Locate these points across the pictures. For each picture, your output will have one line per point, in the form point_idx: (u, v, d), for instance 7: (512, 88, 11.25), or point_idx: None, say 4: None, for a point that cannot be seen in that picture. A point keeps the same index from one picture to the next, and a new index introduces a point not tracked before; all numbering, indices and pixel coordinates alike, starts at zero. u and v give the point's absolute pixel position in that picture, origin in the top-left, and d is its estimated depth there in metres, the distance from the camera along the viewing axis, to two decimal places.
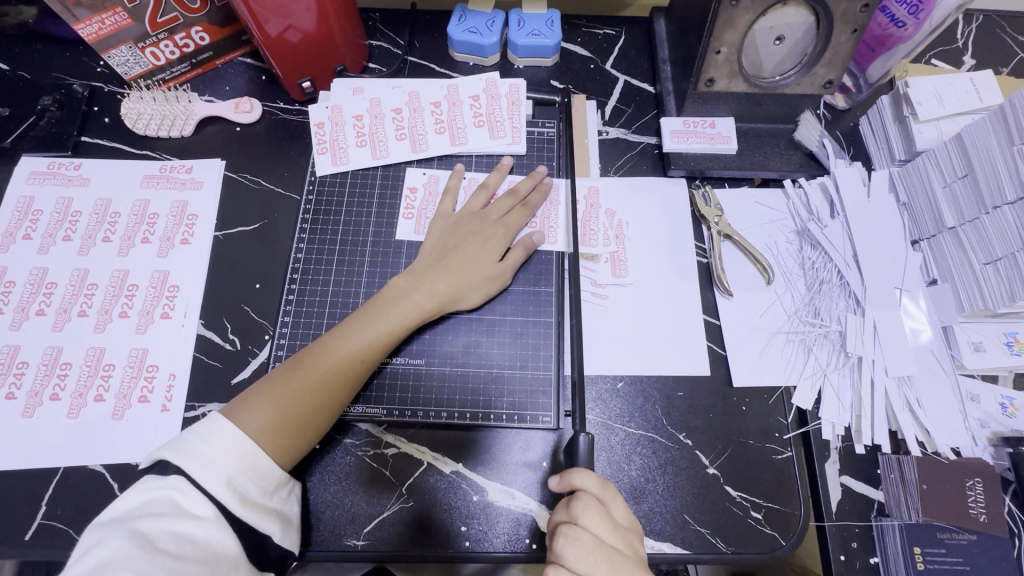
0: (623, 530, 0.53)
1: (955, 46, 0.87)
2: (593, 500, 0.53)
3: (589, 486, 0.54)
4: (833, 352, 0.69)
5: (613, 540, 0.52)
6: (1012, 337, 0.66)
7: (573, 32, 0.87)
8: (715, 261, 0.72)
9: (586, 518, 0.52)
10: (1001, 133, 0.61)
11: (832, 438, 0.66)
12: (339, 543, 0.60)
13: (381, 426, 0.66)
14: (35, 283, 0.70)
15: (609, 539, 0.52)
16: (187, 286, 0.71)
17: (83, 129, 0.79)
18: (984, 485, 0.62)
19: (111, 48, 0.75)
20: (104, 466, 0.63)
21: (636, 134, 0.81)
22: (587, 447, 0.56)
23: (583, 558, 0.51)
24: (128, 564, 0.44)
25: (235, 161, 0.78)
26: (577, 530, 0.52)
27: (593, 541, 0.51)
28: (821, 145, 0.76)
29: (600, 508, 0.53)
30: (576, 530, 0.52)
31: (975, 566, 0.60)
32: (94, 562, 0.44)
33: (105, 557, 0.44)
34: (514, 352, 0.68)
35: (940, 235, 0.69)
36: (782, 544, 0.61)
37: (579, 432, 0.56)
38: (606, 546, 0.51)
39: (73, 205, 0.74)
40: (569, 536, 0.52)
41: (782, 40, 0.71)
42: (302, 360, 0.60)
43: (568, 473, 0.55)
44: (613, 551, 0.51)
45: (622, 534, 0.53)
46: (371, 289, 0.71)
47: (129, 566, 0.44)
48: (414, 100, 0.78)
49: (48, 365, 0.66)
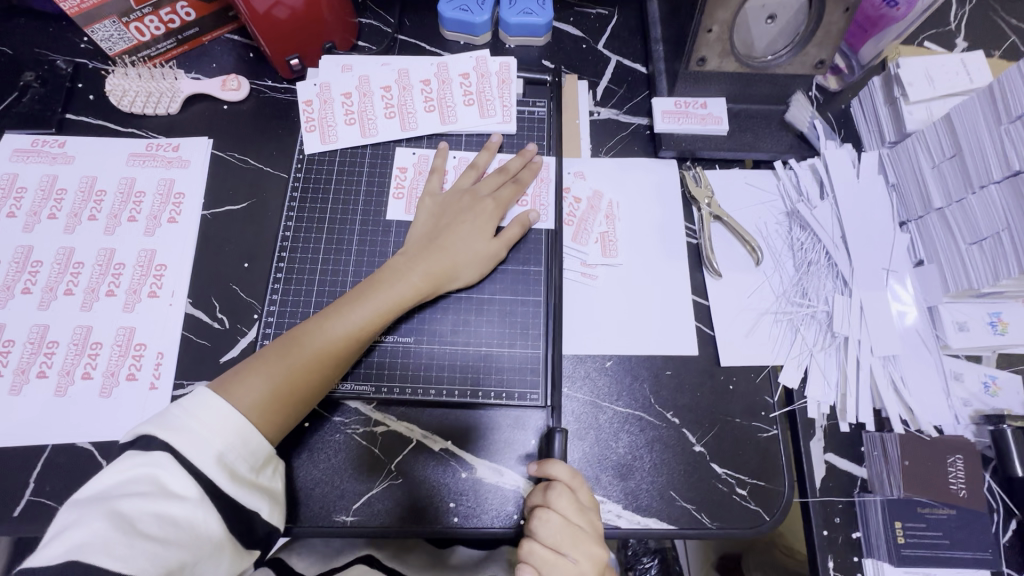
0: (592, 515, 0.55)
1: (948, 29, 0.86)
2: (565, 487, 0.55)
3: (562, 475, 0.55)
4: (820, 332, 0.70)
5: (580, 522, 0.54)
6: (997, 317, 0.67)
7: (565, 12, 0.86)
8: (705, 242, 0.72)
9: (558, 502, 0.54)
10: (989, 113, 0.61)
11: (817, 416, 0.67)
12: (329, 519, 0.61)
13: (370, 404, 0.66)
14: (21, 261, 0.69)
15: (578, 521, 0.54)
16: (175, 265, 0.70)
17: (67, 106, 0.78)
18: (964, 461, 0.63)
19: (94, 22, 0.73)
20: (91, 444, 0.63)
21: (628, 114, 0.81)
22: (563, 445, 0.60)
23: (549, 537, 0.53)
24: (106, 549, 0.43)
25: (222, 139, 0.77)
26: (545, 513, 0.54)
27: (560, 524, 0.53)
28: (812, 126, 0.76)
29: (571, 495, 0.54)
30: (547, 513, 0.54)
31: (954, 540, 0.61)
32: (70, 544, 0.43)
33: (82, 539, 0.43)
34: (503, 330, 0.69)
35: (927, 216, 0.69)
36: (765, 519, 0.62)
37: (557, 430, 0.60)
38: (574, 528, 0.53)
39: (58, 182, 0.73)
40: (541, 518, 0.54)
41: (774, 18, 0.70)
42: (294, 337, 0.60)
43: (545, 462, 0.56)
44: (579, 532, 0.54)
45: (590, 519, 0.55)
46: (359, 269, 0.71)
47: (107, 551, 0.43)
48: (403, 78, 0.77)
49: (34, 343, 0.66)
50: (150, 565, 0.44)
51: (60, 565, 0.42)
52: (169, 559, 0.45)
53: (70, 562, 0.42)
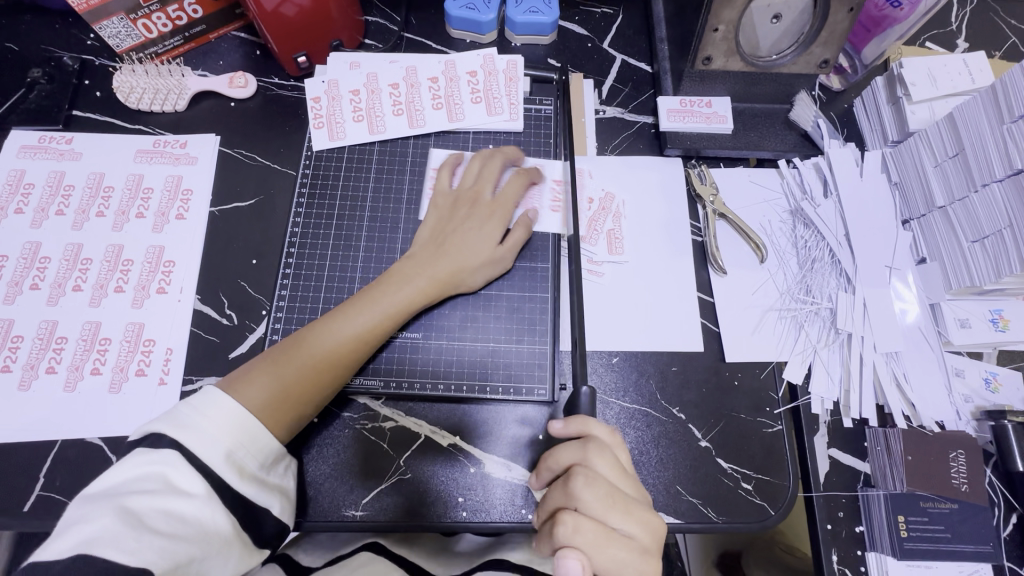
0: (630, 479, 0.54)
1: (948, 29, 0.87)
2: (605, 448, 0.54)
3: (601, 433, 0.55)
4: (824, 329, 0.70)
5: (623, 486, 0.53)
6: (998, 314, 0.69)
7: (571, 10, 0.87)
8: (710, 240, 0.73)
9: (602, 464, 0.53)
10: (992, 111, 0.62)
11: (820, 411, 0.68)
12: (337, 513, 0.61)
13: (379, 400, 0.66)
14: (28, 257, 0.69)
15: (620, 484, 0.53)
16: (183, 261, 0.71)
17: (74, 102, 0.78)
18: (966, 456, 0.64)
19: (103, 19, 0.74)
20: (101, 439, 0.63)
21: (633, 113, 0.81)
22: (591, 398, 0.57)
23: (599, 501, 0.51)
24: (116, 543, 0.43)
25: (230, 137, 0.77)
26: (592, 475, 0.52)
27: (608, 487, 0.52)
28: (816, 125, 0.77)
29: (611, 456, 0.54)
30: (590, 474, 0.52)
31: (956, 533, 0.62)
32: (80, 538, 0.43)
33: (90, 534, 0.43)
34: (510, 326, 0.69)
35: (930, 214, 0.70)
36: (770, 513, 0.63)
37: (583, 386, 0.57)
38: (620, 491, 0.52)
39: (65, 178, 0.73)
40: (585, 479, 0.52)
41: (779, 18, 0.71)
42: (303, 337, 0.61)
43: (578, 419, 0.55)
44: (625, 495, 0.52)
45: (630, 481, 0.54)
46: (367, 264, 0.71)
47: (117, 544, 0.43)
48: (412, 75, 0.78)
49: (43, 339, 0.66)
50: (160, 558, 0.44)
51: (69, 560, 0.42)
52: (178, 553, 0.45)
53: (80, 556, 0.42)
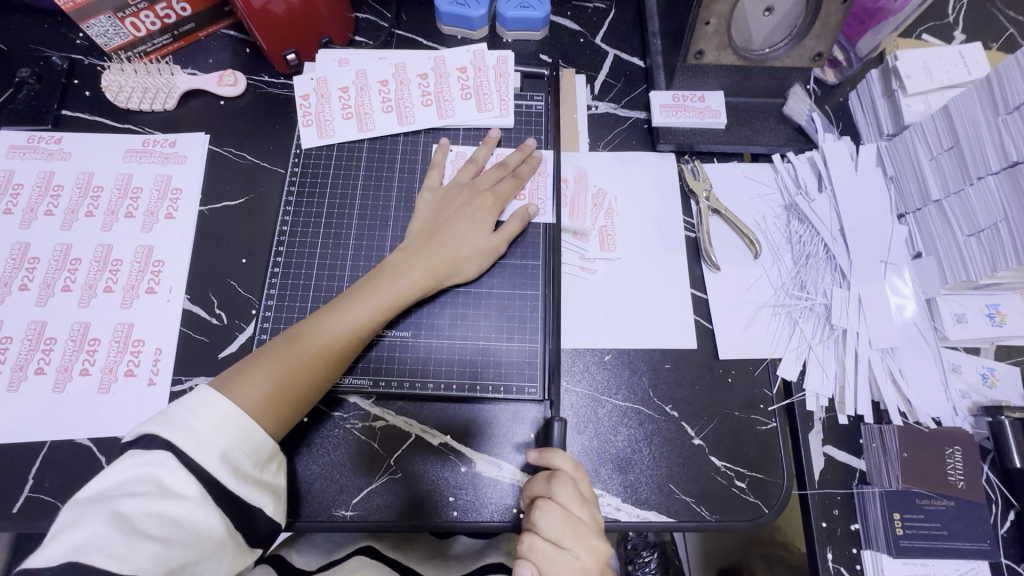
0: (598, 508, 0.54)
1: (946, 21, 0.86)
2: (568, 477, 0.54)
3: (565, 464, 0.55)
4: (818, 325, 0.70)
5: (583, 514, 0.53)
6: (994, 309, 0.68)
7: (563, 5, 0.86)
8: (703, 235, 0.72)
9: (559, 493, 0.53)
10: (987, 103, 0.61)
11: (816, 409, 0.67)
12: (328, 514, 0.61)
13: (369, 399, 0.66)
14: (17, 258, 0.69)
15: (581, 514, 0.53)
16: (172, 261, 0.70)
17: (63, 102, 0.78)
18: (963, 453, 0.63)
19: (89, 18, 0.73)
20: (90, 440, 0.63)
21: (626, 109, 0.80)
22: (562, 432, 0.59)
23: (551, 527, 0.52)
24: (108, 550, 0.42)
25: (220, 135, 0.77)
26: (548, 502, 0.53)
27: (563, 514, 0.52)
28: (810, 119, 0.76)
29: (572, 485, 0.53)
30: (546, 501, 0.53)
31: (952, 531, 0.62)
32: (69, 546, 0.42)
33: (82, 541, 0.42)
34: (500, 324, 0.69)
35: (926, 208, 0.69)
36: (764, 512, 0.62)
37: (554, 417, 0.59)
38: (578, 520, 0.52)
39: (54, 178, 0.73)
40: (542, 507, 0.52)
41: (772, 11, 0.70)
42: (296, 335, 0.60)
43: (547, 452, 0.55)
44: (582, 524, 0.52)
45: (595, 510, 0.53)
46: (357, 262, 0.70)
47: (109, 552, 0.42)
48: (401, 72, 0.77)
49: (32, 340, 0.66)
50: (153, 564, 0.44)
51: (62, 565, 0.42)
52: (171, 559, 0.45)
53: (72, 563, 0.41)
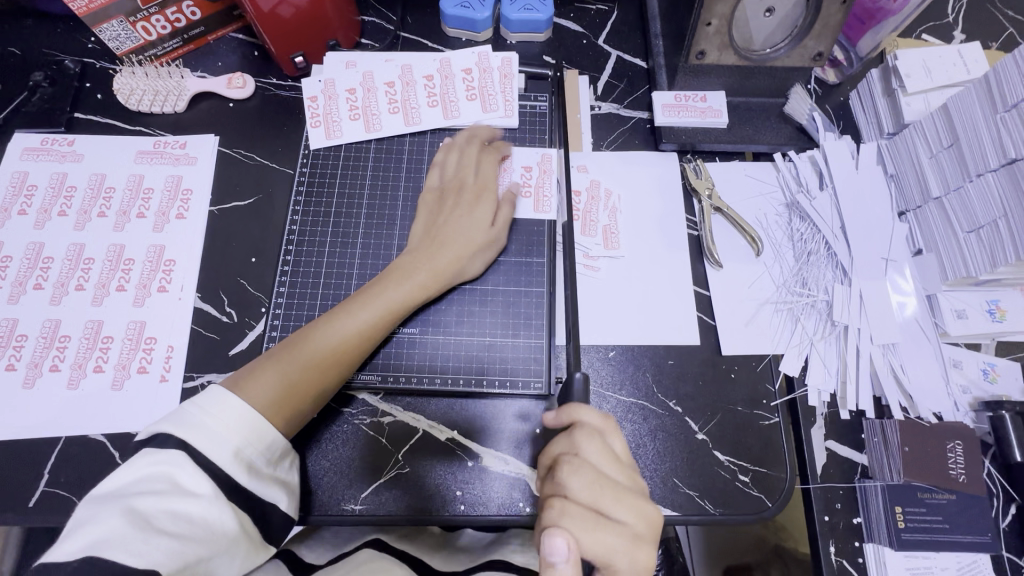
0: (625, 465, 0.54)
1: (946, 21, 0.87)
2: (594, 433, 0.53)
3: (589, 420, 0.54)
4: (820, 322, 0.70)
5: (613, 471, 0.52)
6: (994, 304, 0.69)
7: (566, 7, 0.87)
8: (706, 234, 0.73)
9: (588, 449, 0.53)
10: (985, 101, 0.62)
11: (817, 404, 0.68)
12: (337, 508, 0.62)
13: (377, 395, 0.67)
14: (32, 258, 0.70)
15: (609, 470, 0.52)
16: (184, 260, 0.72)
17: (75, 105, 0.79)
18: (964, 446, 0.64)
19: (101, 22, 0.74)
20: (104, 436, 0.64)
21: (628, 109, 0.81)
22: (583, 385, 0.56)
23: (588, 486, 0.51)
24: (125, 546, 0.43)
25: (229, 137, 0.78)
26: (579, 461, 0.52)
27: (597, 472, 0.51)
28: (812, 118, 0.77)
29: (600, 440, 0.53)
30: (577, 459, 0.52)
31: (954, 524, 0.62)
32: (88, 541, 0.43)
33: (100, 536, 0.43)
34: (505, 321, 0.70)
35: (926, 206, 0.70)
36: (767, 505, 0.63)
37: (575, 372, 0.56)
38: (608, 478, 0.52)
39: (68, 179, 0.74)
40: (571, 465, 0.52)
41: (772, 12, 0.71)
42: (305, 334, 0.61)
43: (566, 408, 0.55)
44: (615, 481, 0.52)
45: (624, 467, 0.53)
46: (365, 262, 0.72)
47: (126, 547, 0.43)
48: (407, 74, 0.78)
49: (47, 338, 0.67)
50: (168, 559, 0.44)
51: (79, 562, 0.42)
52: (187, 554, 0.46)
53: (89, 559, 0.42)
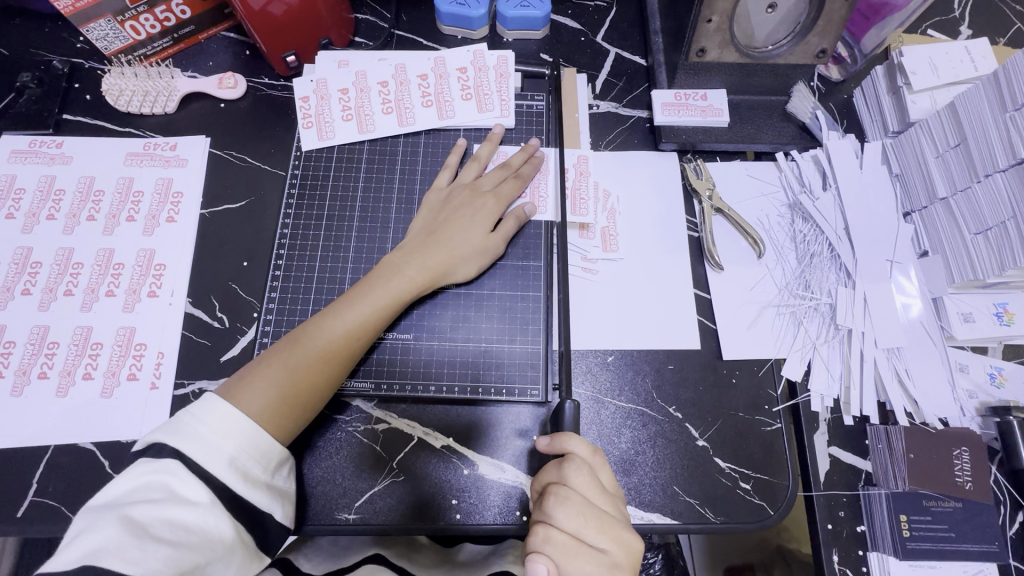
0: (611, 495, 0.53)
1: (952, 16, 0.85)
2: (583, 463, 0.53)
3: (579, 449, 0.54)
4: (823, 325, 0.69)
5: (600, 501, 0.52)
6: (1002, 308, 0.67)
7: (563, 4, 0.86)
8: (707, 235, 0.72)
9: (576, 479, 0.52)
10: (995, 101, 0.60)
11: (820, 410, 0.66)
12: (331, 517, 0.61)
13: (371, 402, 0.65)
14: (20, 263, 0.69)
15: (596, 501, 0.51)
16: (174, 265, 0.70)
17: (64, 106, 0.78)
18: (971, 454, 0.62)
19: (89, 21, 0.73)
20: (94, 445, 0.63)
21: (627, 108, 0.80)
22: (574, 413, 0.57)
23: (572, 516, 0.50)
24: (121, 554, 0.42)
25: (221, 138, 0.77)
26: (566, 490, 0.51)
27: (582, 502, 0.51)
28: (814, 117, 0.75)
29: (588, 471, 0.52)
30: (565, 489, 0.51)
31: (961, 533, 0.61)
32: (84, 549, 0.42)
33: (96, 545, 0.42)
34: (502, 326, 0.68)
35: (932, 207, 0.69)
36: (769, 514, 0.62)
37: (566, 399, 0.57)
38: (594, 507, 0.51)
39: (56, 182, 0.73)
40: (558, 495, 0.51)
41: (774, 8, 0.69)
42: (295, 338, 0.60)
43: (559, 436, 0.55)
44: (600, 511, 0.51)
45: (611, 498, 0.52)
46: (358, 265, 0.70)
47: (122, 556, 0.42)
48: (401, 72, 0.77)
49: (35, 345, 0.66)
50: (164, 566, 0.43)
51: (75, 570, 0.41)
52: (182, 560, 0.45)
53: (85, 568, 0.41)
